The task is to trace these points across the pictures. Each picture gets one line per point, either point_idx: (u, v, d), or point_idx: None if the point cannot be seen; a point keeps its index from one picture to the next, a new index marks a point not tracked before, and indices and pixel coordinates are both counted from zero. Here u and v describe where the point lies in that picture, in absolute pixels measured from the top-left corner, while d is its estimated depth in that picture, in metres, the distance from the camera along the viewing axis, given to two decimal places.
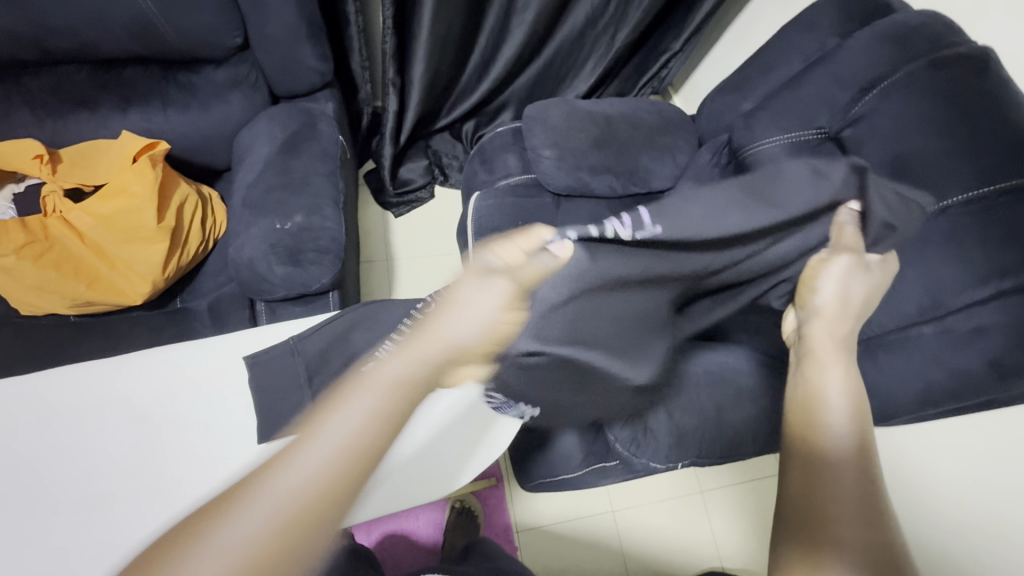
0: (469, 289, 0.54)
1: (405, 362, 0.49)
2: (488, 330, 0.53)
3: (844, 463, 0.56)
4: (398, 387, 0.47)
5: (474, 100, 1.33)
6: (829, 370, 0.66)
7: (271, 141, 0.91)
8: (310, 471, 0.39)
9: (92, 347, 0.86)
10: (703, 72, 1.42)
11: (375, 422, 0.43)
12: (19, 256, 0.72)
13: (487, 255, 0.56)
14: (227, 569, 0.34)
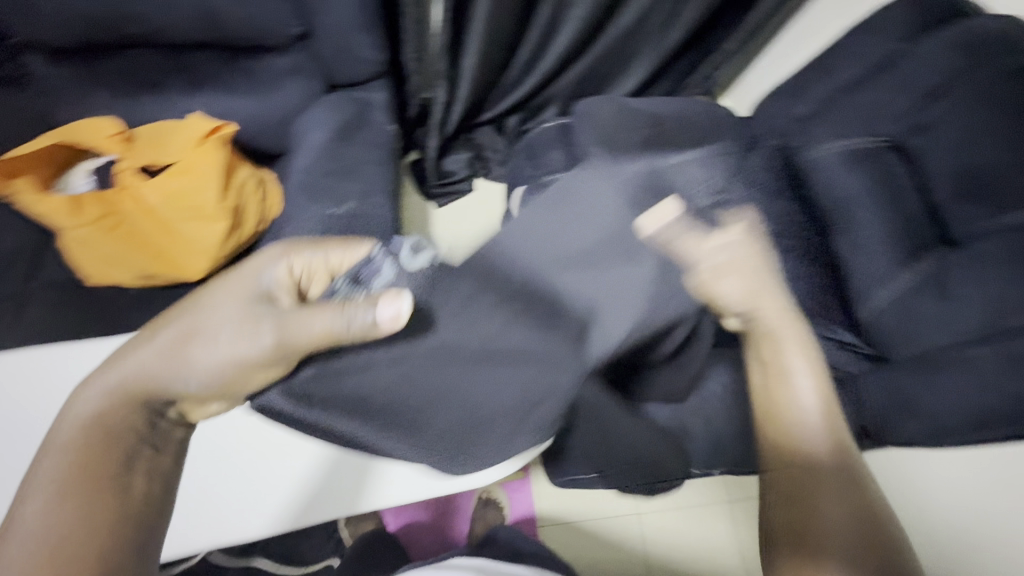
0: (234, 302, 0.67)
1: (170, 368, 0.66)
2: (222, 345, 0.64)
3: (821, 461, 0.66)
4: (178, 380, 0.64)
5: (521, 94, 1.35)
6: (795, 364, 0.67)
7: (325, 127, 0.93)
8: (107, 458, 0.61)
9: (148, 317, 0.89)
10: (757, 74, 1.38)
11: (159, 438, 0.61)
12: (94, 227, 0.79)
13: (266, 275, 0.69)
14: (64, 519, 0.57)
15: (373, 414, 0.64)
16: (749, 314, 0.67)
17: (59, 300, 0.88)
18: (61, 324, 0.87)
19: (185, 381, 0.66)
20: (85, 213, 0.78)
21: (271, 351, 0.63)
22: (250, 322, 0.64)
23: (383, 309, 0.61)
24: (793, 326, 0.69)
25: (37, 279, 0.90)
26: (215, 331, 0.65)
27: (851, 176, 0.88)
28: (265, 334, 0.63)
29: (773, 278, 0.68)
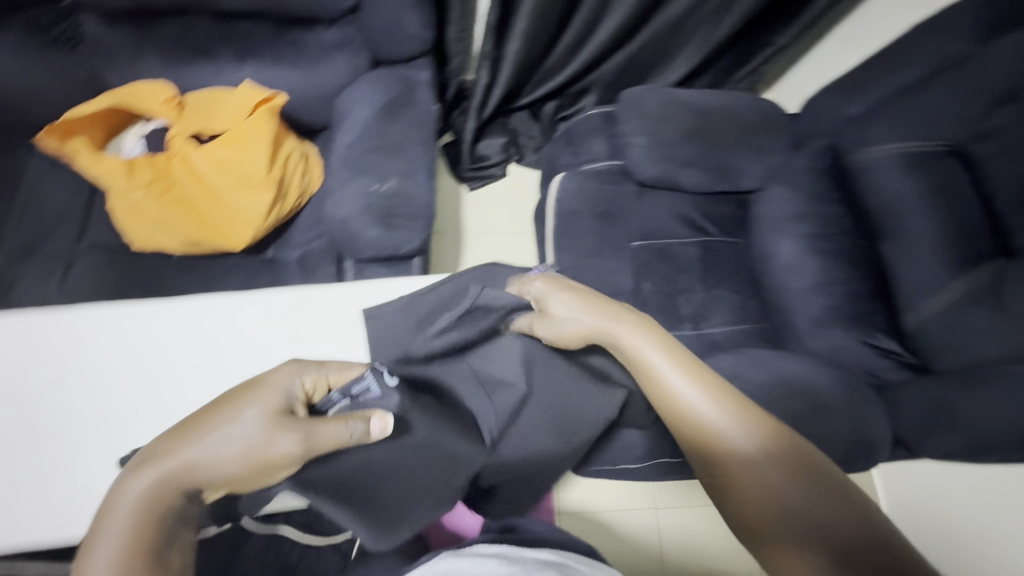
0: (252, 408, 0.52)
1: (135, 502, 0.47)
2: (248, 454, 0.50)
3: (753, 452, 0.57)
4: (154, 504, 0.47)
5: (561, 80, 1.32)
6: (645, 354, 0.64)
7: (371, 104, 0.93)
8: None
9: (191, 284, 0.91)
10: (806, 69, 1.34)
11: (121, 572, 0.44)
12: (146, 191, 0.79)
13: (290, 384, 0.55)
14: None
15: (349, 488, 0.56)
16: (607, 338, 0.67)
17: (104, 263, 0.90)
18: (104, 287, 0.88)
19: (165, 509, 0.48)
20: (137, 177, 0.79)
21: (291, 460, 0.51)
22: (261, 428, 0.50)
23: (370, 424, 0.54)
24: (627, 328, 0.66)
25: (86, 242, 0.93)
26: (220, 447, 0.50)
27: (907, 182, 0.84)
28: (274, 445, 0.50)
29: (621, 318, 0.68)
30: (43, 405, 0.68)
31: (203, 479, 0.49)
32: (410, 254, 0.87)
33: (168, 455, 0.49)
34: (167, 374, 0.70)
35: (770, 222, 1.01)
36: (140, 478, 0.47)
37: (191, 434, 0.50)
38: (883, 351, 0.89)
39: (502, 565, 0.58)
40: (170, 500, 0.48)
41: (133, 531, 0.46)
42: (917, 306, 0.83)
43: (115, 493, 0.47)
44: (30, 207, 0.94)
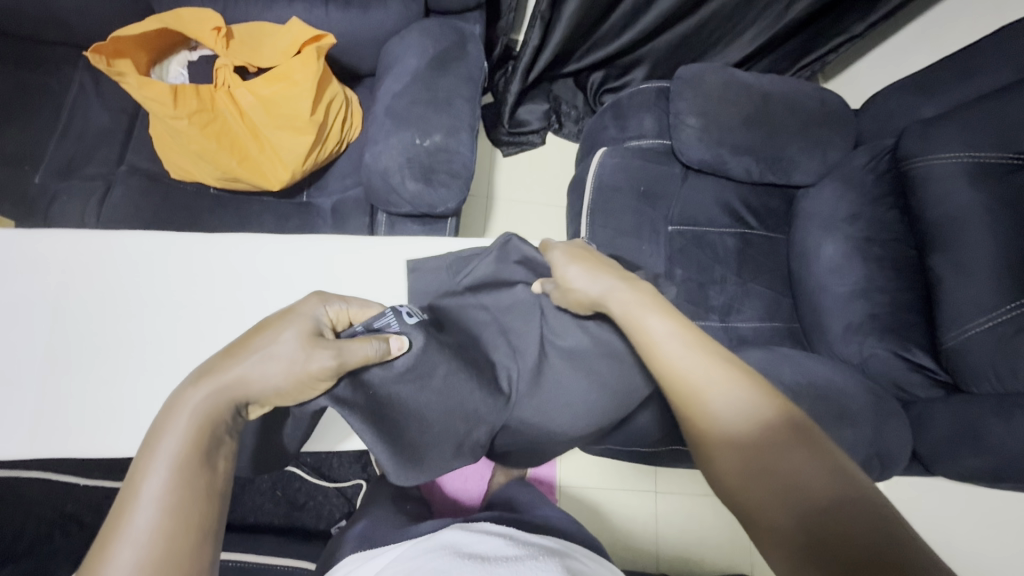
0: (278, 330, 0.51)
1: (190, 413, 0.46)
2: (292, 373, 0.49)
3: (763, 437, 0.47)
4: (200, 419, 0.46)
5: (614, 49, 1.26)
6: (641, 316, 0.58)
7: (421, 54, 0.90)
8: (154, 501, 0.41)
9: (224, 220, 0.91)
10: (872, 64, 1.26)
11: (180, 471, 0.43)
12: (190, 122, 0.77)
13: (318, 308, 0.55)
14: (137, 548, 0.39)
15: (382, 414, 0.57)
16: (607, 302, 0.61)
17: (141, 189, 0.90)
18: (139, 213, 0.88)
19: (217, 420, 0.47)
20: (180, 106, 0.76)
21: (327, 375, 0.51)
22: (298, 347, 0.50)
23: (390, 343, 0.56)
24: (630, 290, 0.61)
25: (125, 165, 0.93)
26: (266, 363, 0.49)
27: (971, 193, 0.80)
28: (312, 362, 0.50)
29: (623, 281, 0.62)
30: (66, 321, 0.67)
31: (253, 393, 0.49)
32: (446, 214, 0.86)
33: (217, 370, 0.48)
34: (194, 306, 0.70)
35: (819, 219, 1.00)
36: (193, 392, 0.46)
37: (236, 352, 0.49)
38: (916, 365, 0.87)
39: (508, 546, 0.57)
40: (222, 414, 0.47)
41: (191, 437, 0.45)
42: (959, 327, 0.80)
43: (168, 407, 0.46)
44: (73, 125, 0.94)
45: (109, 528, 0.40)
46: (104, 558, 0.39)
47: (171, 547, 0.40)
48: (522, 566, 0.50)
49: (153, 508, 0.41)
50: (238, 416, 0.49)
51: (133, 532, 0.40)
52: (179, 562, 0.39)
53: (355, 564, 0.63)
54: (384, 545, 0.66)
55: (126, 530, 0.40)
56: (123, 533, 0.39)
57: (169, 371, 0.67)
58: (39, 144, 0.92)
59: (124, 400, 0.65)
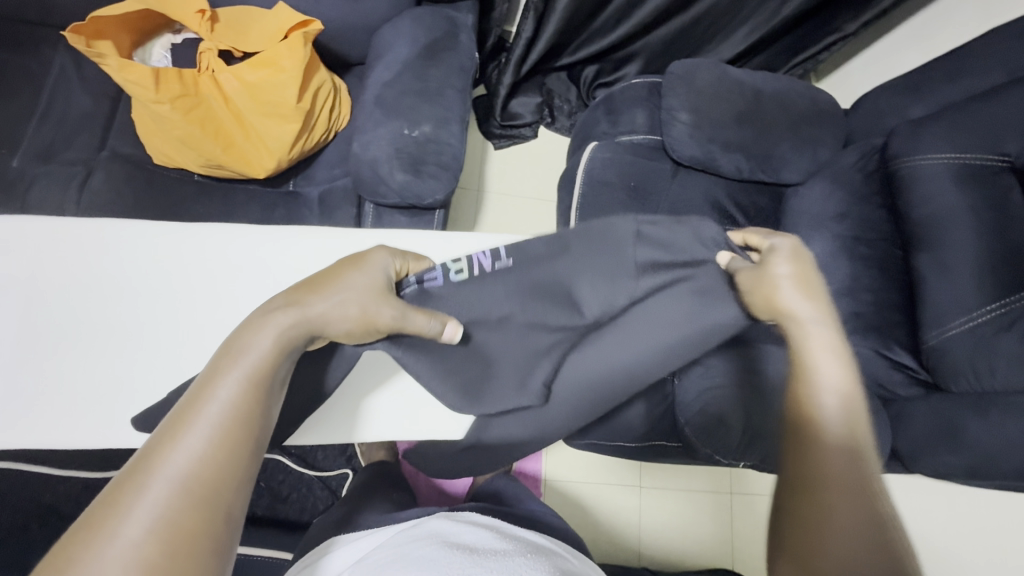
0: (356, 276, 0.53)
1: (274, 336, 0.47)
2: (357, 318, 0.51)
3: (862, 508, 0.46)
4: (277, 344, 0.46)
5: (609, 43, 1.25)
6: (820, 360, 0.53)
7: (412, 43, 0.89)
8: (220, 411, 0.41)
9: (208, 208, 0.89)
10: (864, 65, 1.27)
11: (252, 387, 0.43)
12: (172, 106, 0.75)
13: (385, 259, 0.57)
14: (205, 443, 0.39)
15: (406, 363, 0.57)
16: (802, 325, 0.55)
17: (123, 174, 0.88)
18: (121, 199, 0.86)
19: (291, 346, 0.48)
20: (161, 91, 0.73)
21: (386, 328, 0.52)
22: (367, 294, 0.52)
23: (446, 327, 0.55)
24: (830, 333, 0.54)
25: (107, 151, 0.91)
26: (345, 304, 0.50)
27: (958, 194, 0.80)
28: (378, 313, 0.52)
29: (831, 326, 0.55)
30: (42, 308, 0.66)
31: (328, 329, 0.50)
32: (434, 206, 0.85)
33: (307, 300, 0.49)
34: (175, 294, 0.69)
35: (807, 217, 1.01)
36: (281, 314, 0.48)
37: (319, 288, 0.50)
38: (897, 363, 0.88)
39: (495, 538, 0.57)
40: (297, 342, 0.48)
41: (269, 360, 0.45)
42: (938, 326, 0.81)
43: (246, 328, 0.47)
44: (53, 108, 0.91)
45: (184, 411, 0.41)
46: (148, 468, 0.37)
47: (213, 478, 0.39)
48: (512, 562, 0.50)
49: (209, 427, 0.40)
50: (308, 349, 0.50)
51: (188, 447, 0.39)
52: (218, 496, 0.38)
53: (337, 546, 0.63)
54: (372, 529, 0.68)
55: (177, 444, 0.39)
56: (177, 445, 0.39)
57: (148, 360, 0.66)
58: (18, 127, 0.90)
59: (103, 388, 0.64)
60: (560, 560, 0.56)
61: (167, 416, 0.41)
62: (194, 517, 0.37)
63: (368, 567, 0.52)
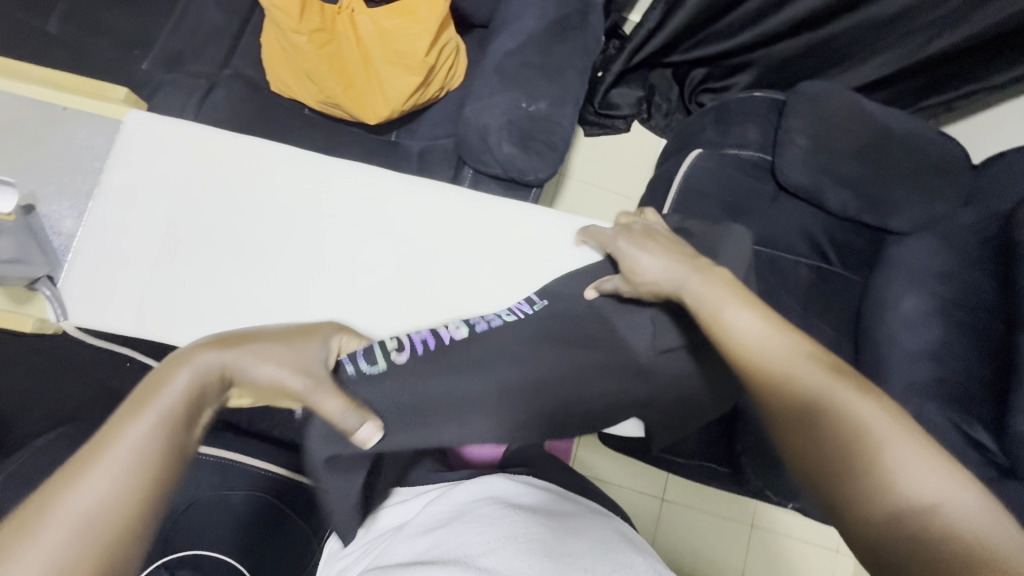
0: (289, 328, 0.48)
1: (192, 389, 0.40)
2: (277, 382, 0.44)
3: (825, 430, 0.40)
4: (192, 398, 0.39)
5: (729, 47, 1.21)
6: (714, 304, 0.47)
7: (542, 15, 0.87)
8: (124, 463, 0.34)
9: (314, 144, 0.91)
10: (998, 121, 1.13)
11: (163, 439, 0.36)
12: (310, 39, 0.76)
13: (336, 334, 0.52)
14: (99, 506, 0.32)
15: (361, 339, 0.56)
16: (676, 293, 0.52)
17: (243, 96, 0.90)
18: (236, 119, 0.89)
19: (204, 397, 0.40)
20: (304, 22, 0.75)
21: (306, 393, 0.45)
22: (299, 358, 0.46)
23: (362, 427, 0.47)
24: (701, 279, 0.51)
25: (229, 70, 0.93)
26: (277, 355, 0.44)
27: None
28: (300, 380, 0.45)
29: (693, 265, 0.53)
30: (176, 212, 0.69)
31: (248, 376, 0.43)
32: (533, 185, 0.84)
33: (238, 344, 0.43)
34: (285, 221, 0.71)
35: (904, 271, 0.95)
36: (204, 356, 0.41)
37: (249, 336, 0.45)
38: (975, 443, 0.80)
39: (555, 502, 0.60)
40: (207, 393, 0.41)
41: (173, 413, 0.38)
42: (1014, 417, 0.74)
43: (166, 371, 0.40)
44: (187, 18, 0.94)
45: (75, 460, 0.34)
46: (18, 537, 0.30)
47: (107, 543, 0.32)
48: (577, 527, 0.53)
49: (108, 481, 0.33)
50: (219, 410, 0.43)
51: (69, 506, 0.32)
52: (104, 571, 0.31)
53: (395, 494, 0.68)
54: (424, 486, 0.68)
55: (68, 496, 0.32)
56: (55, 503, 0.32)
57: (256, 277, 0.68)
58: (154, 31, 0.93)
59: (208, 297, 0.67)
60: (628, 533, 0.59)
61: (53, 475, 0.33)
62: None
63: (431, 521, 0.56)
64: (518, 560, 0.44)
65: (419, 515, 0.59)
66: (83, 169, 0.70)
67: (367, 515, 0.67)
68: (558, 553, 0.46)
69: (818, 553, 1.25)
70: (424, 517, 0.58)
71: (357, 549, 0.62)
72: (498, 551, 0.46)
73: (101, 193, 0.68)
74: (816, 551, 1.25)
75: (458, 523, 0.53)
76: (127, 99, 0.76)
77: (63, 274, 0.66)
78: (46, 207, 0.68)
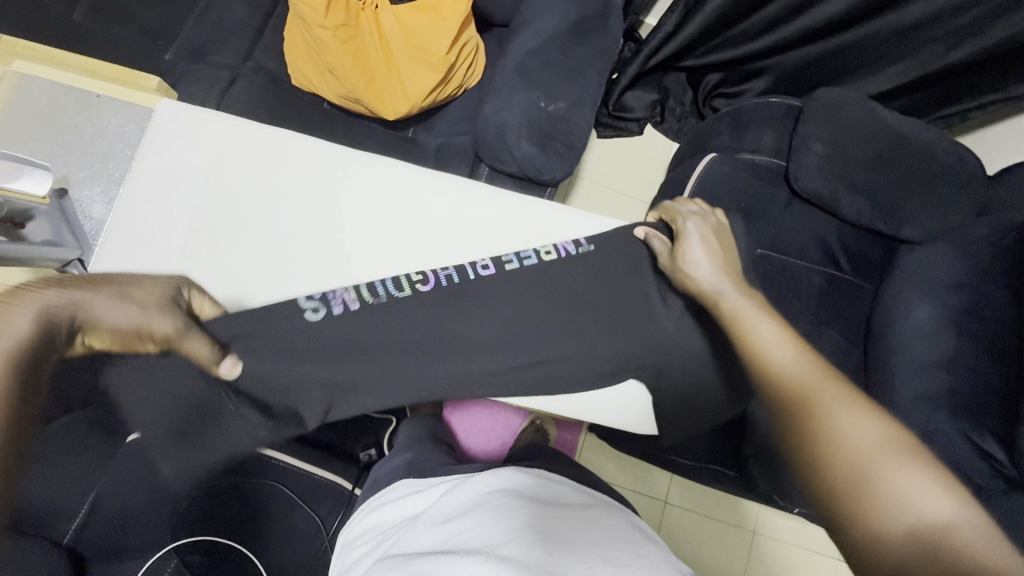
0: (132, 282, 0.55)
1: (43, 324, 0.44)
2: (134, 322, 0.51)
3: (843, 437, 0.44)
4: (46, 326, 0.44)
5: (746, 52, 1.21)
6: (753, 322, 0.56)
7: (563, 16, 0.88)
8: None
9: (333, 138, 0.92)
10: (1014, 133, 1.13)
11: (18, 357, 0.41)
12: (335, 34, 0.77)
13: (177, 291, 0.59)
14: None
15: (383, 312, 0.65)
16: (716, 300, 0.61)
17: (264, 88, 0.91)
18: (256, 111, 0.89)
19: (59, 326, 0.45)
20: (329, 17, 0.76)
21: (163, 334, 0.53)
22: (149, 304, 0.54)
23: (223, 363, 0.58)
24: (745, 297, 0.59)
25: (251, 62, 0.94)
26: (128, 299, 0.52)
27: None
28: (161, 321, 0.54)
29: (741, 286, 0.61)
30: (202, 201, 0.70)
31: (106, 315, 0.50)
32: (550, 183, 0.84)
33: (87, 291, 0.50)
34: (308, 214, 0.71)
35: (918, 280, 0.95)
36: (48, 298, 0.46)
37: (96, 285, 0.52)
38: (986, 454, 0.81)
39: (570, 496, 0.61)
40: (63, 324, 0.46)
41: (31, 342, 0.42)
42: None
43: (3, 310, 0.43)
44: (211, 10, 0.95)
45: None
46: None
47: None
48: (590, 520, 0.54)
49: None
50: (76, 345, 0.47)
51: None
52: None
53: (411, 487, 0.69)
54: (436, 477, 0.71)
55: None
56: None
57: (279, 268, 0.69)
58: (179, 23, 0.94)
59: (229, 284, 0.67)
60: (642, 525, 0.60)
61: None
62: None
63: (444, 511, 0.57)
64: (532, 548, 0.45)
65: (436, 504, 0.60)
66: (114, 156, 0.72)
67: (382, 506, 0.68)
68: (576, 544, 0.47)
69: (820, 560, 1.25)
70: (441, 506, 0.58)
71: (371, 539, 0.63)
72: (517, 540, 0.47)
73: (130, 178, 0.69)
74: (819, 558, 1.25)
75: (476, 513, 0.53)
76: (161, 88, 0.76)
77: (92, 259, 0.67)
78: (79, 192, 0.70)
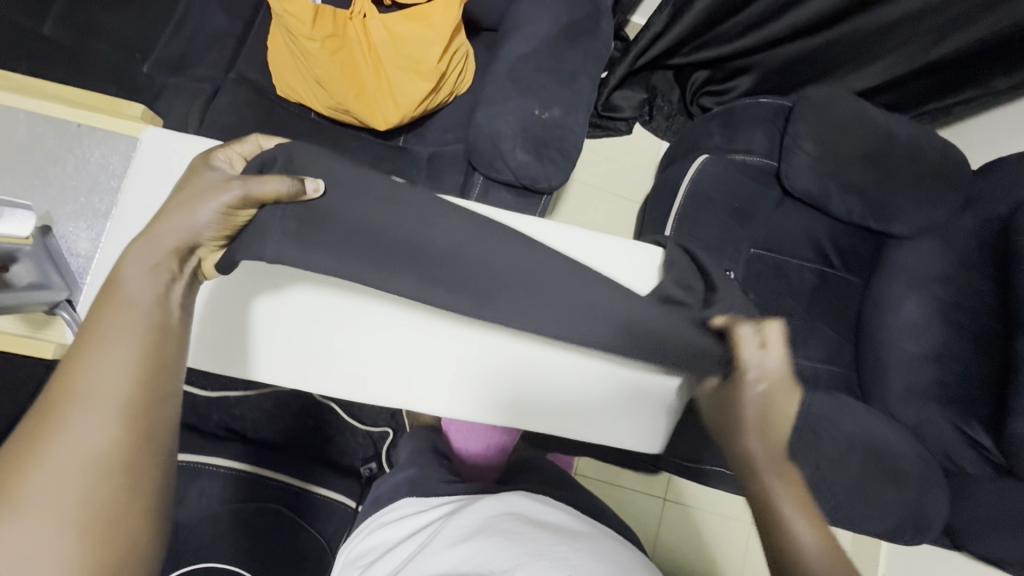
0: (186, 191, 0.54)
1: (150, 274, 0.50)
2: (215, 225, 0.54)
3: None
4: (153, 277, 0.50)
5: (733, 50, 1.21)
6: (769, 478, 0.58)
7: (553, 20, 0.86)
8: (119, 360, 0.44)
9: (321, 148, 0.90)
10: (996, 125, 1.14)
11: (143, 322, 0.47)
12: (322, 45, 0.75)
13: (212, 164, 0.57)
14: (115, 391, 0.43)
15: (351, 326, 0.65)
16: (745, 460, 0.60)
17: (249, 100, 0.89)
18: (240, 125, 0.87)
19: (167, 266, 0.51)
20: (316, 28, 0.74)
21: (241, 206, 0.54)
22: (208, 192, 0.53)
23: (305, 184, 0.56)
24: (773, 457, 0.59)
25: (234, 73, 0.91)
26: (194, 207, 0.53)
27: None
28: (222, 193, 0.53)
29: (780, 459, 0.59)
30: None
31: (194, 234, 0.53)
32: (545, 191, 0.84)
33: (156, 224, 0.52)
34: None
35: (907, 275, 0.97)
36: (143, 249, 0.51)
37: (162, 213, 0.53)
38: (973, 441, 0.84)
39: (576, 522, 0.61)
40: (171, 261, 0.52)
41: (149, 299, 0.49)
42: (1007, 419, 0.77)
43: (115, 271, 0.49)
44: (188, 20, 0.92)
45: (71, 373, 0.43)
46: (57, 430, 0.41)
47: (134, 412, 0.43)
48: (598, 546, 0.54)
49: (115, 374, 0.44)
50: (194, 269, 0.55)
51: (91, 405, 0.42)
52: (137, 426, 0.43)
53: (414, 508, 0.68)
54: (441, 497, 0.70)
55: (89, 392, 0.43)
56: (77, 409, 0.42)
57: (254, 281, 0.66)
58: (155, 33, 0.91)
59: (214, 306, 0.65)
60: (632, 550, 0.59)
61: (39, 397, 0.42)
62: (113, 471, 0.41)
63: (452, 530, 0.57)
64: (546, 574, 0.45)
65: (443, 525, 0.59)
66: (99, 189, 0.69)
67: (385, 526, 0.67)
68: (583, 570, 0.47)
69: None
70: (448, 525, 0.58)
71: (371, 558, 0.62)
72: (527, 566, 0.47)
73: (118, 212, 0.66)
74: None
75: (485, 534, 0.53)
76: (145, 116, 0.73)
77: (81, 299, 0.65)
78: (64, 228, 0.68)
